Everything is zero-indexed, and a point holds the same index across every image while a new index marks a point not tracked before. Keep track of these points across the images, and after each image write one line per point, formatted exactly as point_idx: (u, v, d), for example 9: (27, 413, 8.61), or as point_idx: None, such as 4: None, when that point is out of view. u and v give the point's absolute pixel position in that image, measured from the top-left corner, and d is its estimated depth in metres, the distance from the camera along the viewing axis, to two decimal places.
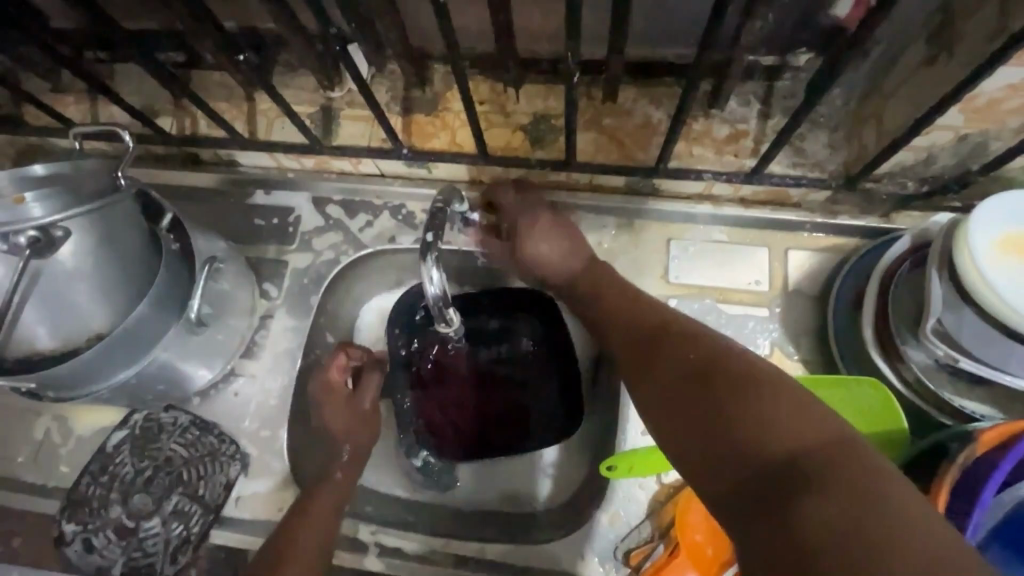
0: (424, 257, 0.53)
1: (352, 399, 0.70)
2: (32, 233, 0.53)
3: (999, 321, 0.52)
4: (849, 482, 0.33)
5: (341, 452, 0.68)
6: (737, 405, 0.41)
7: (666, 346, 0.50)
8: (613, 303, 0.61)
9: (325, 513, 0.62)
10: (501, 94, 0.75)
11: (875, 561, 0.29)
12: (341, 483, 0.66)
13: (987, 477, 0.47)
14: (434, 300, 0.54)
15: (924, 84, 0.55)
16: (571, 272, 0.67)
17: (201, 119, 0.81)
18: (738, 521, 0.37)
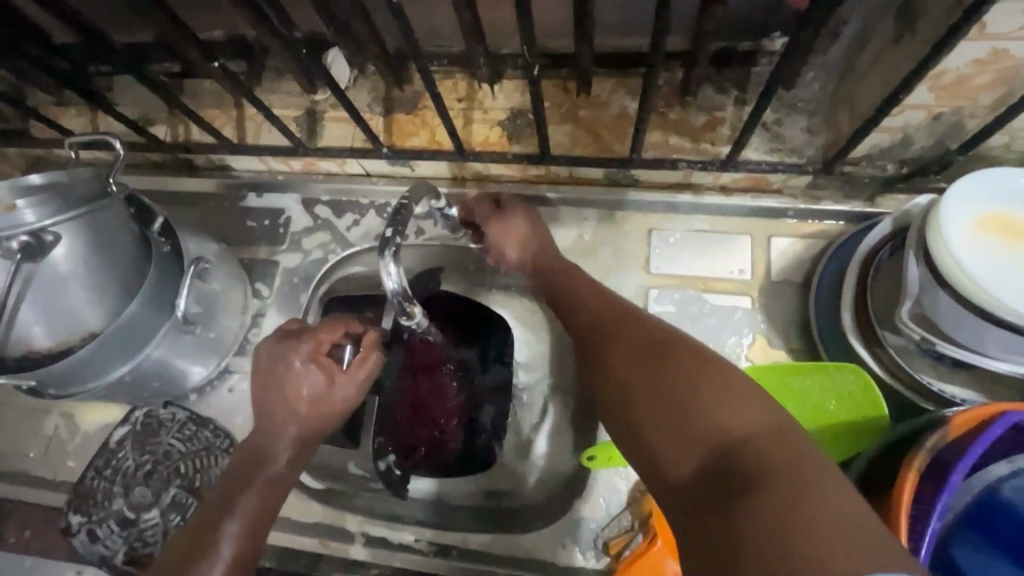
0: (382, 254, 0.54)
1: (333, 374, 0.60)
2: (24, 237, 0.55)
3: (970, 303, 0.51)
4: (783, 469, 0.34)
5: (283, 438, 0.59)
6: (688, 399, 0.41)
7: (622, 340, 0.51)
8: (573, 298, 0.61)
9: (253, 511, 0.55)
10: (478, 91, 0.76)
11: (805, 545, 0.29)
12: (280, 477, 0.58)
13: (955, 461, 0.46)
14: (393, 295, 0.55)
15: (892, 63, 0.54)
16: (543, 276, 0.66)
17: (193, 127, 0.84)
18: (682, 512, 0.37)
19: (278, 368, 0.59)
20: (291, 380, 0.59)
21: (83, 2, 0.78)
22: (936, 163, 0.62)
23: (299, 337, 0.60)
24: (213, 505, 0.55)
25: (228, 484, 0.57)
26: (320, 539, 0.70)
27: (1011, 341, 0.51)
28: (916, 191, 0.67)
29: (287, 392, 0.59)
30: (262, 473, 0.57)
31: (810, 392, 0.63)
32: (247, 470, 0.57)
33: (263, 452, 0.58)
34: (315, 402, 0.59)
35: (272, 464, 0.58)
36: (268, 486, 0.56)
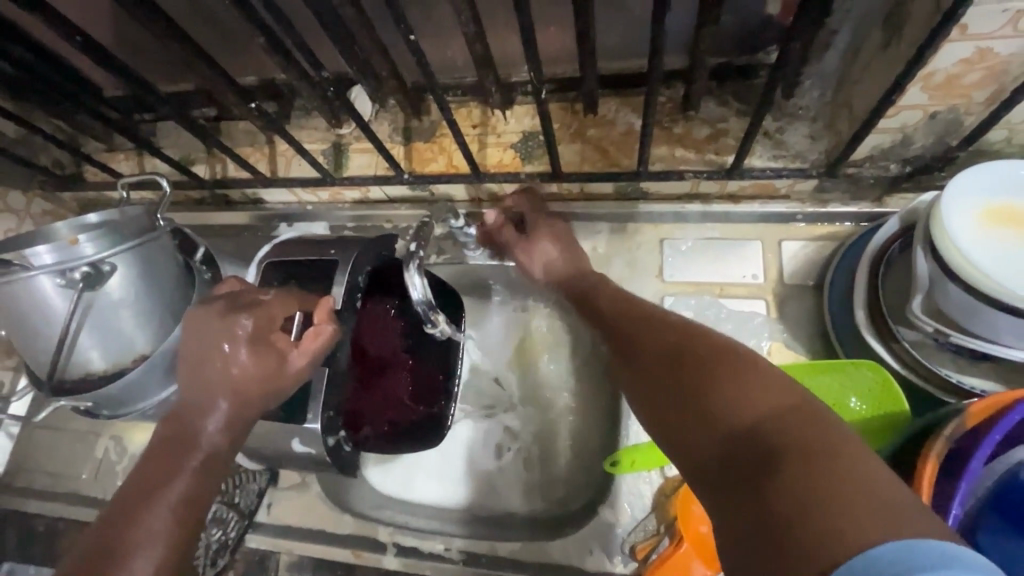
0: (408, 265, 0.58)
1: (278, 350, 0.55)
2: (85, 268, 0.61)
3: (980, 292, 0.52)
4: (810, 442, 0.35)
5: (215, 409, 0.52)
6: (713, 385, 0.43)
7: (647, 337, 0.53)
8: (599, 301, 0.63)
9: (191, 496, 0.49)
10: (491, 117, 0.81)
11: (840, 516, 0.30)
12: (216, 457, 0.51)
13: (974, 448, 0.46)
14: (417, 300, 0.58)
15: (884, 65, 0.57)
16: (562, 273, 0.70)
17: (229, 164, 0.91)
18: (718, 498, 0.38)
19: (205, 343, 0.53)
20: (219, 355, 0.52)
21: (131, 57, 0.86)
22: (938, 160, 0.63)
23: (239, 310, 0.54)
24: (122, 500, 0.47)
25: (146, 474, 0.49)
26: (353, 550, 0.72)
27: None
28: (923, 188, 0.68)
29: (215, 368, 0.52)
30: (192, 456, 0.50)
31: (828, 389, 0.64)
32: (169, 455, 0.50)
33: (184, 432, 0.51)
34: (247, 378, 0.53)
35: (201, 445, 0.51)
36: (203, 471, 0.50)
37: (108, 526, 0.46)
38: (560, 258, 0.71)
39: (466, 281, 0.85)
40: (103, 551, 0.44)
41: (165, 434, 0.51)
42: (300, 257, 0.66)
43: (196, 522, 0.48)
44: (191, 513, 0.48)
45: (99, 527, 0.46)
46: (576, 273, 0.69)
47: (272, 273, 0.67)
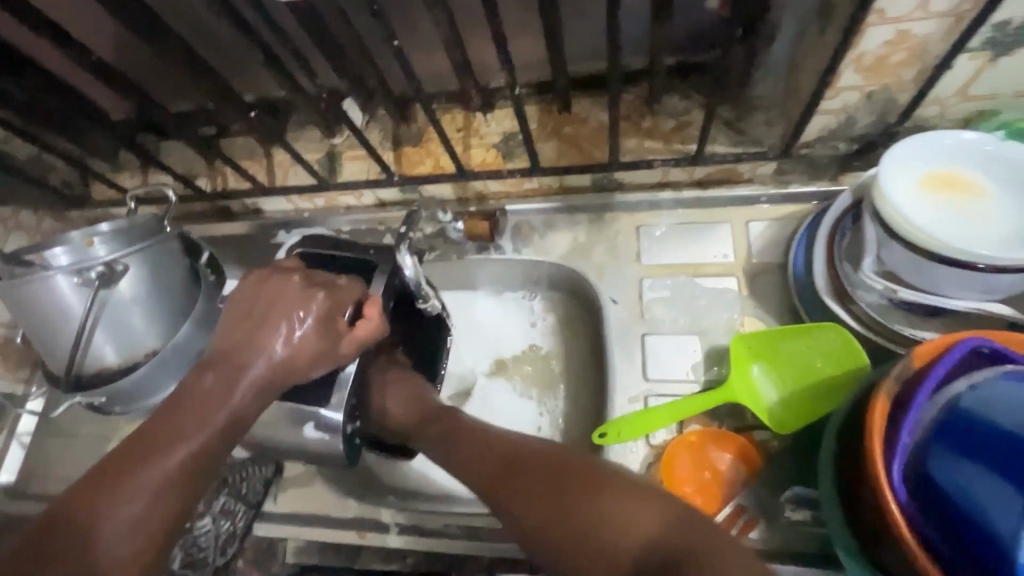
0: (399, 245, 0.65)
1: (338, 331, 0.61)
2: (100, 268, 0.66)
3: (918, 248, 0.57)
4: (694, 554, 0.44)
5: (255, 367, 0.57)
6: (594, 510, 0.49)
7: (510, 462, 0.57)
8: (460, 434, 0.64)
9: (195, 464, 0.53)
10: (473, 121, 0.87)
11: None
12: (233, 425, 0.56)
13: (918, 383, 0.50)
14: (411, 274, 0.64)
15: (822, 51, 0.63)
16: (408, 420, 0.71)
17: (230, 177, 0.97)
18: None
19: (285, 307, 0.59)
20: (286, 318, 0.59)
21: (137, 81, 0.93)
22: (881, 137, 0.69)
23: (316, 285, 0.61)
24: (121, 454, 0.52)
25: (174, 418, 0.55)
26: (358, 531, 0.75)
27: (960, 278, 0.57)
28: (872, 165, 0.74)
29: (273, 335, 0.58)
30: (219, 416, 0.55)
31: (795, 353, 0.69)
32: (198, 406, 0.55)
33: (214, 389, 0.56)
34: (297, 351, 0.59)
35: (224, 411, 0.56)
36: (222, 431, 0.55)
37: (134, 452, 0.52)
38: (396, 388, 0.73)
39: (456, 275, 0.91)
40: (123, 473, 0.51)
41: (203, 384, 0.57)
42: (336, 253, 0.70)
43: (205, 475, 0.54)
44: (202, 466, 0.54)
45: (126, 447, 0.53)
46: (432, 416, 0.69)
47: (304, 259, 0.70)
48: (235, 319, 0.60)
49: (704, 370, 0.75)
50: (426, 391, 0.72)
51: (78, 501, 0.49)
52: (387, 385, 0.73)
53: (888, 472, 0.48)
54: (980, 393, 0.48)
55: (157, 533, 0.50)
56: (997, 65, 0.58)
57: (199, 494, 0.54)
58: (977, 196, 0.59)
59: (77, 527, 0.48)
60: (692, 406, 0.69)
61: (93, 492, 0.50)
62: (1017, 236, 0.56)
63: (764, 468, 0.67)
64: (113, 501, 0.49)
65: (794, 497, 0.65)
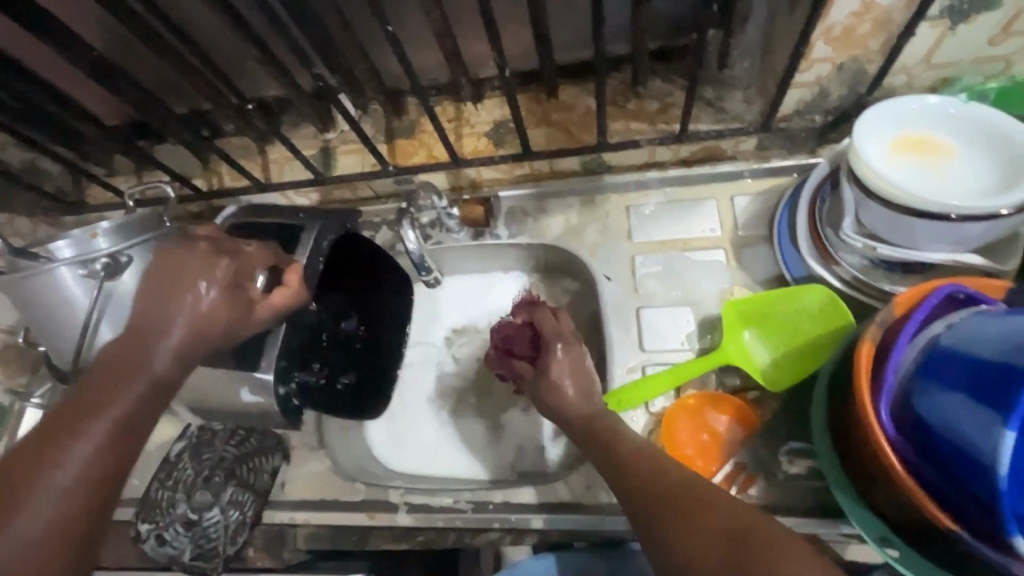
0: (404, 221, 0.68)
1: (246, 301, 0.59)
2: (105, 260, 0.67)
3: (893, 204, 0.60)
4: None
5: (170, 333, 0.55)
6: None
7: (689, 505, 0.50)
8: (626, 465, 0.57)
9: (129, 425, 0.53)
10: (464, 111, 0.90)
11: None
12: (164, 385, 0.55)
13: (901, 329, 0.53)
14: (412, 249, 0.66)
15: (793, 27, 0.67)
16: (582, 411, 0.66)
17: (227, 176, 0.99)
18: None
19: (192, 276, 0.56)
20: (193, 287, 0.56)
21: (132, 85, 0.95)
22: (854, 108, 0.73)
23: (222, 252, 0.58)
24: (64, 412, 0.52)
25: (94, 386, 0.53)
26: (367, 512, 0.76)
27: (934, 230, 0.60)
28: (847, 136, 0.78)
29: (180, 302, 0.55)
30: (139, 382, 0.54)
31: (784, 315, 0.72)
32: (115, 373, 0.54)
33: (134, 358, 0.54)
34: (206, 320, 0.56)
35: (151, 367, 0.54)
36: (150, 393, 0.54)
37: (55, 425, 0.51)
38: (560, 376, 0.68)
39: (454, 262, 0.93)
40: (51, 441, 0.50)
41: (120, 352, 0.54)
42: (269, 219, 0.75)
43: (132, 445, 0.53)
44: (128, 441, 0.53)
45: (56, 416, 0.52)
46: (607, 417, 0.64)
47: (238, 229, 0.75)
48: (147, 284, 0.57)
49: (698, 339, 0.78)
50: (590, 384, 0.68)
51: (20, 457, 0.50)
52: (567, 363, 0.68)
53: (876, 414, 0.51)
54: (956, 330, 0.50)
55: (86, 503, 0.50)
56: (957, 32, 0.62)
57: (128, 464, 0.53)
58: (946, 154, 0.62)
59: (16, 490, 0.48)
60: (687, 372, 0.72)
61: (18, 465, 0.50)
62: (985, 188, 0.59)
63: (760, 427, 0.70)
64: (49, 463, 0.50)
65: (792, 450, 0.67)
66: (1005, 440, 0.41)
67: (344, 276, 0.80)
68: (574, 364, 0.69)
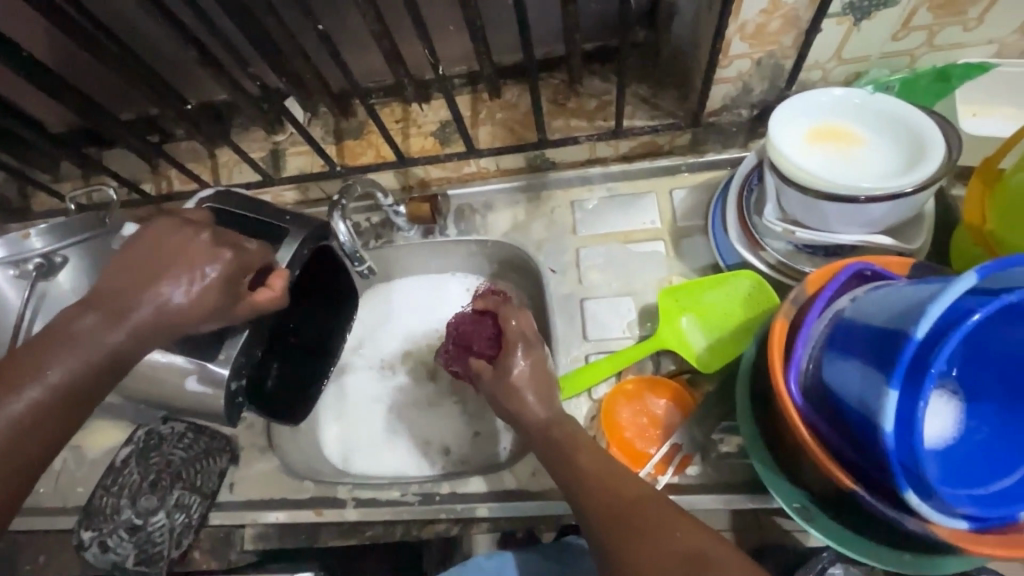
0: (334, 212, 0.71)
1: (231, 298, 0.56)
2: (38, 260, 0.67)
3: (804, 187, 0.63)
4: None
5: (145, 310, 0.52)
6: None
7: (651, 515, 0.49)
8: (588, 480, 0.55)
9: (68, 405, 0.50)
10: (411, 112, 0.91)
11: None
12: (117, 365, 0.52)
13: (811, 305, 0.56)
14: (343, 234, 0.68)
15: (710, 26, 0.70)
16: (538, 416, 0.63)
17: (176, 180, 0.98)
18: None
19: (173, 266, 0.53)
20: (174, 275, 0.53)
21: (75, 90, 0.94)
22: (776, 102, 0.77)
23: (224, 244, 0.56)
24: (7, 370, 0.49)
25: (43, 347, 0.50)
26: (314, 509, 0.76)
27: (843, 212, 0.63)
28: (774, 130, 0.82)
29: (166, 283, 0.53)
30: (92, 357, 0.51)
31: (716, 300, 0.75)
32: (61, 343, 0.50)
33: (91, 331, 0.51)
34: (175, 314, 0.53)
35: (106, 344, 0.51)
36: (99, 371, 0.51)
37: None
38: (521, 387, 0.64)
39: (405, 260, 0.94)
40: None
41: (80, 322, 0.51)
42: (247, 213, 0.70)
43: (57, 438, 0.51)
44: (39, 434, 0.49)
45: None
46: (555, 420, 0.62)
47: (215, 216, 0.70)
48: (122, 260, 0.54)
49: (639, 327, 0.80)
50: (550, 389, 0.65)
51: None
52: (530, 367, 0.65)
53: (788, 383, 0.53)
54: (858, 302, 0.53)
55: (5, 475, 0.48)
56: (861, 28, 0.66)
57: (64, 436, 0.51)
58: (856, 141, 0.66)
59: None
60: (627, 358, 0.74)
61: None
62: (891, 171, 0.63)
63: (694, 408, 0.72)
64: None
65: (724, 428, 0.70)
66: (891, 398, 0.43)
67: (308, 271, 0.78)
68: (534, 369, 0.65)
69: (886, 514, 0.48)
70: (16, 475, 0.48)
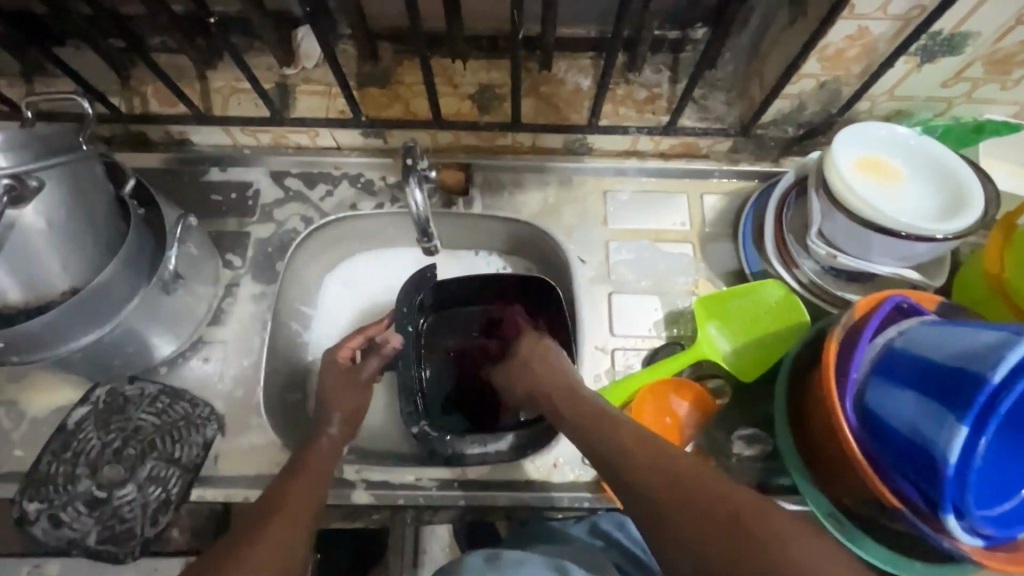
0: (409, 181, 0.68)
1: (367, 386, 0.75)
2: (6, 181, 0.53)
3: (859, 217, 0.66)
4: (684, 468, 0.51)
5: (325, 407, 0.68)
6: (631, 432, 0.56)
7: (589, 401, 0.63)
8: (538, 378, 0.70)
9: (319, 469, 0.64)
10: (449, 67, 0.84)
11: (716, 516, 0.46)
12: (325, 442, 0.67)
13: (860, 332, 0.60)
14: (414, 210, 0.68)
15: (789, 41, 0.70)
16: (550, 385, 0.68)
17: (152, 98, 0.83)
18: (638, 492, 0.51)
19: (343, 397, 0.72)
20: (346, 402, 0.72)
21: None
22: (823, 124, 0.79)
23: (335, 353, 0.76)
24: (277, 485, 0.61)
25: (297, 466, 0.64)
26: None
27: (887, 245, 0.67)
28: (808, 151, 0.84)
29: (343, 392, 0.72)
30: (324, 457, 0.66)
31: (747, 309, 0.77)
32: (309, 453, 0.65)
33: (331, 442, 0.68)
34: (352, 414, 0.71)
35: (323, 438, 0.67)
36: (326, 454, 0.66)
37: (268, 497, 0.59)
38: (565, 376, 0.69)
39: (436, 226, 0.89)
40: (270, 504, 0.58)
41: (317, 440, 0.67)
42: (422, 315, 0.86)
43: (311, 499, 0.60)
44: (305, 514, 0.58)
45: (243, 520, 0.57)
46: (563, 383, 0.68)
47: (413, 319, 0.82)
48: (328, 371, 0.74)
49: (665, 328, 0.81)
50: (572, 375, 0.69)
51: (256, 511, 0.58)
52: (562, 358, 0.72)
53: (842, 408, 0.57)
54: (908, 335, 0.57)
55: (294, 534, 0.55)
56: (921, 71, 0.69)
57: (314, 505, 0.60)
58: (900, 177, 0.69)
59: (247, 537, 0.54)
60: (666, 368, 0.74)
61: (248, 520, 0.56)
62: (932, 214, 0.67)
63: (714, 411, 0.76)
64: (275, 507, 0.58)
65: (744, 435, 0.74)
66: (959, 433, 0.48)
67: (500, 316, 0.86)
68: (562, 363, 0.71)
69: (923, 533, 0.53)
70: (297, 519, 0.57)
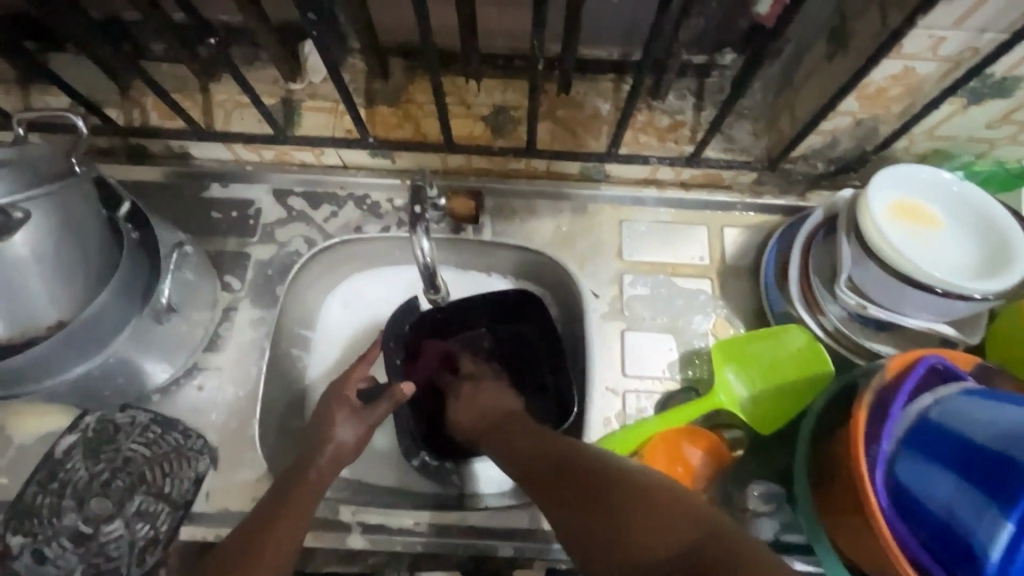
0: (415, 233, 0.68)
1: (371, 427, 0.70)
2: None
3: (894, 269, 0.62)
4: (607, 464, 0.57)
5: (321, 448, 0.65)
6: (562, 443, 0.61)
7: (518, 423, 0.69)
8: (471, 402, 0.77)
9: (305, 509, 0.61)
10: (462, 87, 0.80)
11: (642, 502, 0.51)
12: (316, 483, 0.63)
13: (893, 399, 0.55)
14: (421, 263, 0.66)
15: (827, 76, 0.66)
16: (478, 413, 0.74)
17: (152, 110, 0.80)
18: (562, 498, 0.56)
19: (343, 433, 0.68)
20: (347, 438, 0.68)
21: None
22: (856, 161, 0.75)
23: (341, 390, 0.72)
24: (259, 523, 0.59)
25: (282, 501, 0.61)
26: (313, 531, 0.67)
27: (922, 299, 0.63)
28: (838, 186, 0.80)
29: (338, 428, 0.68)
30: (312, 491, 0.63)
31: (766, 354, 0.73)
32: (297, 489, 0.62)
33: (321, 476, 0.64)
34: (347, 453, 0.67)
35: (315, 472, 0.64)
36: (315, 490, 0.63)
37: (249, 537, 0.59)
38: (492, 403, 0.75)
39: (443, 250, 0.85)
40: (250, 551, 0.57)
41: (308, 473, 0.64)
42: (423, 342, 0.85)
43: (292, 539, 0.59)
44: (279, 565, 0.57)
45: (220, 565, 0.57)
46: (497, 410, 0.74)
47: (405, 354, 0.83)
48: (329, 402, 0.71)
49: (680, 369, 0.77)
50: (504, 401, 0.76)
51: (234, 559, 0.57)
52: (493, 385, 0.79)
53: (874, 482, 0.53)
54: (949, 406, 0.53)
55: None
56: (967, 112, 0.65)
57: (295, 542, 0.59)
58: (937, 226, 0.65)
59: None
60: (680, 417, 0.71)
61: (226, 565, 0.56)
62: (970, 268, 0.63)
63: (728, 462, 0.72)
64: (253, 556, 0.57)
65: (760, 489, 0.71)
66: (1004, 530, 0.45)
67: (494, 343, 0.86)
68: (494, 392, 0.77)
69: None
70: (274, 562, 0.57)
